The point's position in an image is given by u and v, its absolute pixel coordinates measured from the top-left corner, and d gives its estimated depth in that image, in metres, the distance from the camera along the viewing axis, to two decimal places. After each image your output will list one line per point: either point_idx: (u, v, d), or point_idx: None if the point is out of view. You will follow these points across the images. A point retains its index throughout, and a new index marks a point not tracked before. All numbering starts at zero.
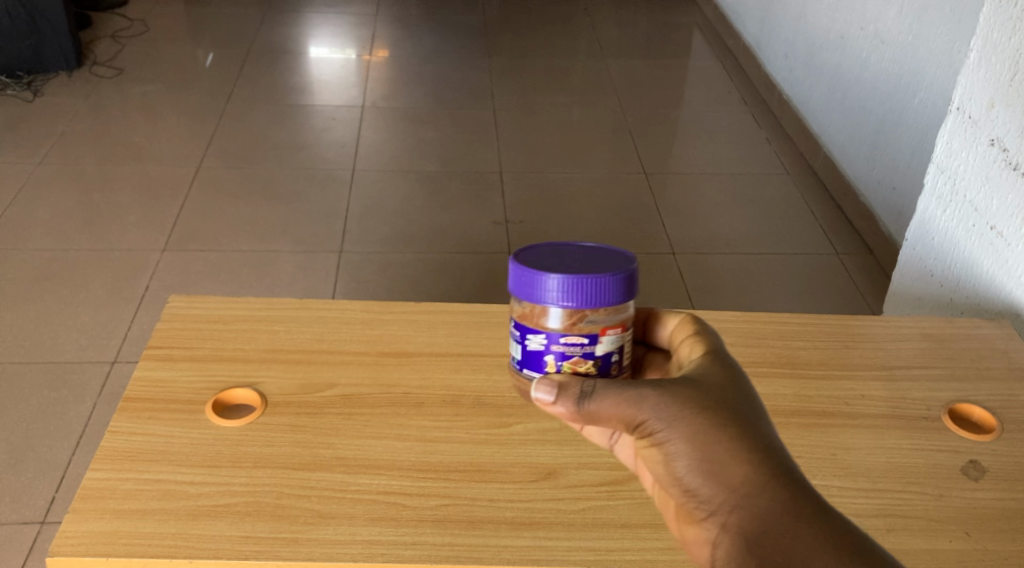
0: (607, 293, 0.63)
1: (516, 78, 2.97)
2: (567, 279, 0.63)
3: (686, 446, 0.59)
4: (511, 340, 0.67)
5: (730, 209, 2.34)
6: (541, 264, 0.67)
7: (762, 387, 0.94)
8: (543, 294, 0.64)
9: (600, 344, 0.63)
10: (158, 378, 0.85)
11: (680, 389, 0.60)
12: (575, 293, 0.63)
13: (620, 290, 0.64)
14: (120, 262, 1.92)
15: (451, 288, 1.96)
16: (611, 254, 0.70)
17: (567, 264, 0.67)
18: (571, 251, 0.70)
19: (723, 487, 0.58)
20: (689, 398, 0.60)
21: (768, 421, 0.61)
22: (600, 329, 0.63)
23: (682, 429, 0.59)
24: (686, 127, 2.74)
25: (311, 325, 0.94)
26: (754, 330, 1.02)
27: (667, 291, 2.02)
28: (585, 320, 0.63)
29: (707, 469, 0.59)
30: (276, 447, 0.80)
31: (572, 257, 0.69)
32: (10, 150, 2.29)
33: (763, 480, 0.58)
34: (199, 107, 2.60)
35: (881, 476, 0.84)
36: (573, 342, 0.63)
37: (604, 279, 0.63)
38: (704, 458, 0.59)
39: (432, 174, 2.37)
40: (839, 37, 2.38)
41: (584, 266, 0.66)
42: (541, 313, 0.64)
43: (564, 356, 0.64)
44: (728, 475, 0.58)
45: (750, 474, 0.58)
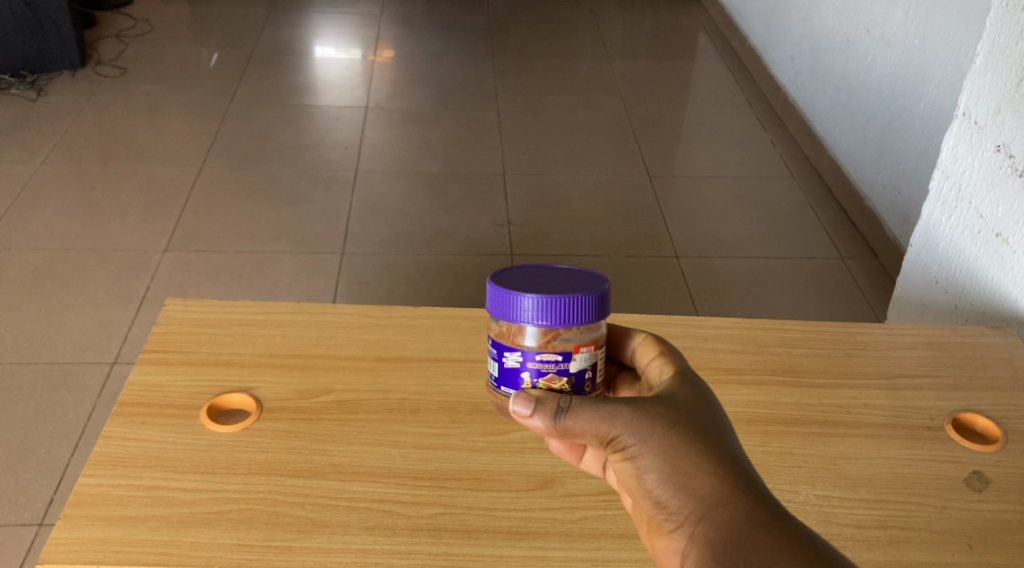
0: (581, 312, 0.66)
1: (520, 79, 2.97)
2: (543, 300, 0.65)
3: (656, 459, 0.61)
4: (488, 357, 0.69)
5: (734, 212, 2.32)
6: (518, 283, 0.69)
7: (763, 395, 0.93)
8: (519, 314, 0.66)
9: (574, 361, 0.66)
10: (153, 382, 0.84)
11: (651, 406, 0.63)
12: (550, 313, 0.65)
13: (593, 309, 0.66)
14: (121, 262, 1.91)
15: (453, 290, 1.95)
16: (586, 272, 0.72)
17: (543, 282, 0.69)
18: (547, 269, 0.73)
19: (691, 498, 0.60)
20: (660, 414, 0.63)
21: (735, 438, 0.64)
22: (574, 347, 0.66)
23: (652, 443, 0.62)
24: (690, 129, 2.72)
25: (309, 329, 0.94)
26: (755, 338, 1.01)
27: (670, 294, 2.00)
28: (558, 338, 0.66)
29: (676, 482, 0.61)
30: (271, 454, 0.79)
31: (548, 276, 0.71)
32: (13, 149, 2.29)
33: (728, 492, 0.60)
34: (203, 107, 2.60)
35: (883, 486, 0.83)
36: (549, 359, 0.65)
37: (576, 299, 0.65)
38: (673, 471, 0.61)
39: (435, 175, 2.37)
40: (845, 39, 2.36)
41: (559, 285, 0.68)
42: (518, 332, 0.66)
43: (539, 373, 0.66)
44: (696, 487, 0.60)
45: (717, 487, 0.60)
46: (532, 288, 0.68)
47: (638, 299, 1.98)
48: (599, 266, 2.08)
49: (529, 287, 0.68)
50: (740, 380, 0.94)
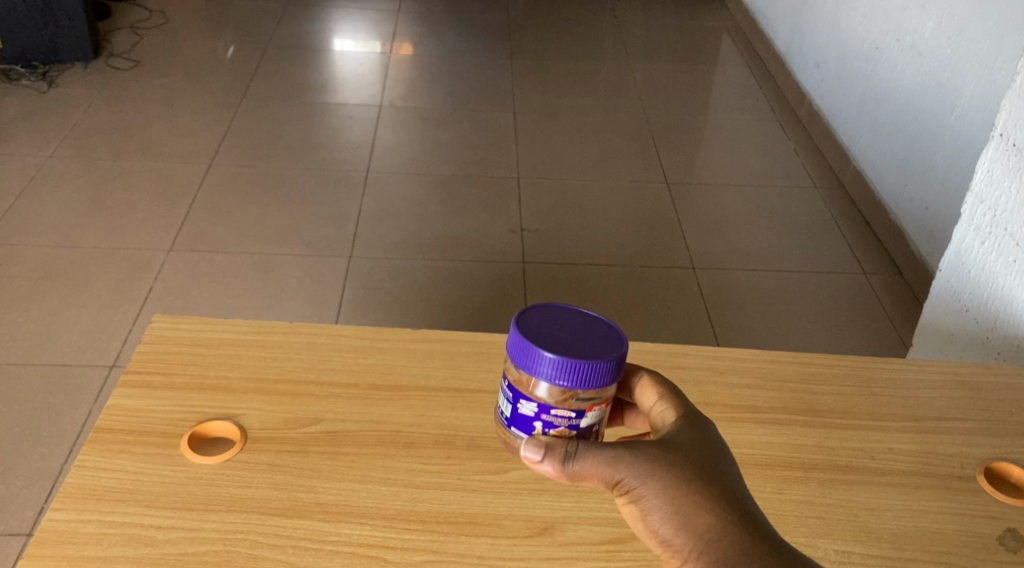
0: (600, 376, 0.62)
1: (538, 80, 2.91)
2: (562, 362, 0.61)
3: (659, 500, 0.58)
4: (503, 394, 0.67)
5: (755, 223, 2.26)
6: (539, 331, 0.65)
7: (782, 436, 0.87)
8: (537, 369, 0.62)
9: (586, 418, 0.63)
10: (134, 407, 0.80)
11: (651, 446, 0.60)
12: (570, 375, 0.61)
13: (612, 373, 0.62)
14: (124, 261, 1.88)
15: (461, 298, 1.90)
16: (605, 324, 0.67)
17: (564, 335, 0.64)
18: (569, 314, 0.68)
19: (692, 535, 0.57)
20: (660, 454, 0.59)
21: (736, 474, 0.61)
22: (589, 406, 0.63)
23: (652, 481, 0.58)
24: (711, 135, 2.66)
25: (301, 351, 0.89)
26: (774, 372, 0.95)
27: (686, 307, 1.94)
28: (575, 397, 0.62)
29: (680, 521, 0.58)
30: (253, 489, 0.74)
31: (570, 323, 0.66)
32: (22, 141, 2.26)
33: (727, 525, 0.57)
34: (214, 102, 2.56)
35: (908, 543, 0.77)
36: (561, 415, 0.63)
37: (597, 364, 0.61)
38: (675, 508, 0.58)
39: (448, 177, 2.31)
40: (874, 47, 2.29)
41: (580, 339, 0.64)
42: (534, 386, 0.63)
43: (551, 424, 0.64)
44: (696, 523, 0.57)
45: (716, 521, 0.57)
46: (553, 338, 0.64)
47: (653, 313, 1.92)
48: (614, 277, 2.02)
49: (551, 337, 0.64)
50: (757, 418, 0.89)
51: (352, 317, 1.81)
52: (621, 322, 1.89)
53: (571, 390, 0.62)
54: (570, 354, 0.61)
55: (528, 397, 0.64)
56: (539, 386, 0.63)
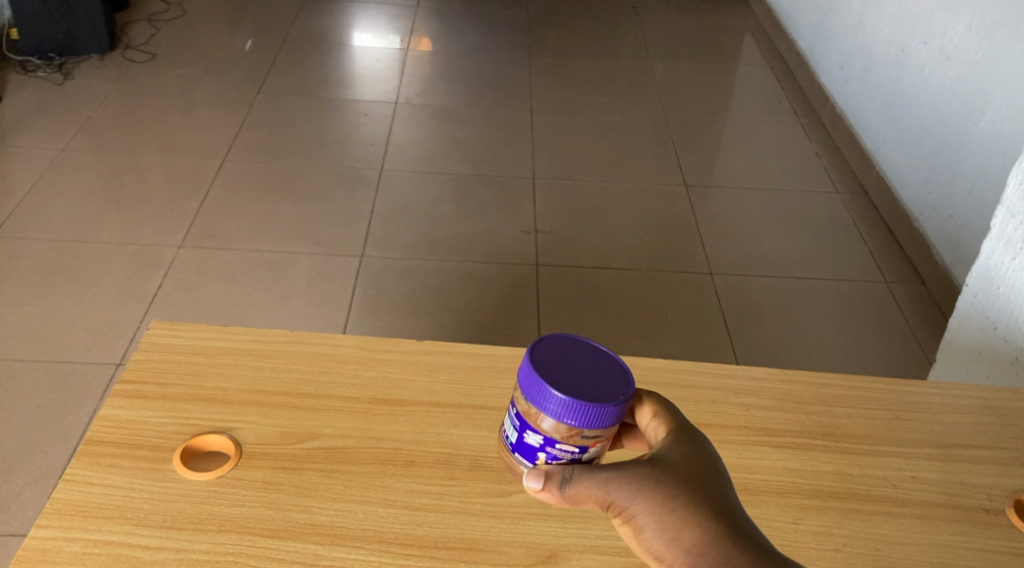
0: (608, 418, 0.59)
1: (557, 78, 2.87)
2: (571, 403, 0.58)
3: (648, 518, 0.57)
4: (508, 419, 0.64)
5: (775, 228, 2.21)
6: (549, 363, 0.62)
7: (800, 461, 0.84)
8: (546, 407, 0.60)
9: (589, 452, 0.61)
10: (126, 418, 0.77)
11: (639, 465, 0.58)
12: (579, 417, 0.59)
13: (620, 415, 0.60)
14: (133, 257, 1.86)
15: (472, 300, 1.87)
16: (614, 359, 0.64)
17: (574, 370, 0.61)
18: (579, 343, 0.64)
19: (681, 550, 0.56)
20: (649, 472, 0.58)
21: (728, 488, 0.59)
22: (592, 442, 0.60)
23: (640, 498, 0.57)
24: (730, 137, 2.61)
25: (301, 362, 0.86)
26: (792, 393, 0.91)
27: (702, 314, 1.90)
28: (580, 435, 0.59)
29: (669, 537, 0.56)
30: (246, 508, 0.71)
31: (580, 355, 0.63)
32: (36, 133, 2.25)
33: (716, 539, 0.56)
34: (229, 96, 2.53)
35: None
36: (566, 449, 0.60)
37: (607, 406, 0.58)
38: (665, 525, 0.56)
39: (462, 176, 2.28)
40: (900, 50, 2.23)
41: (590, 377, 0.61)
42: (541, 421, 0.60)
43: (555, 456, 0.61)
44: (686, 538, 0.56)
45: (704, 535, 0.56)
46: (563, 373, 0.61)
47: (668, 319, 1.88)
48: (629, 281, 1.98)
49: (562, 372, 0.61)
50: (774, 442, 0.85)
51: (362, 317, 1.79)
52: (636, 328, 1.85)
53: (579, 430, 0.59)
54: (581, 394, 0.59)
55: (534, 431, 0.61)
56: (546, 423, 0.60)
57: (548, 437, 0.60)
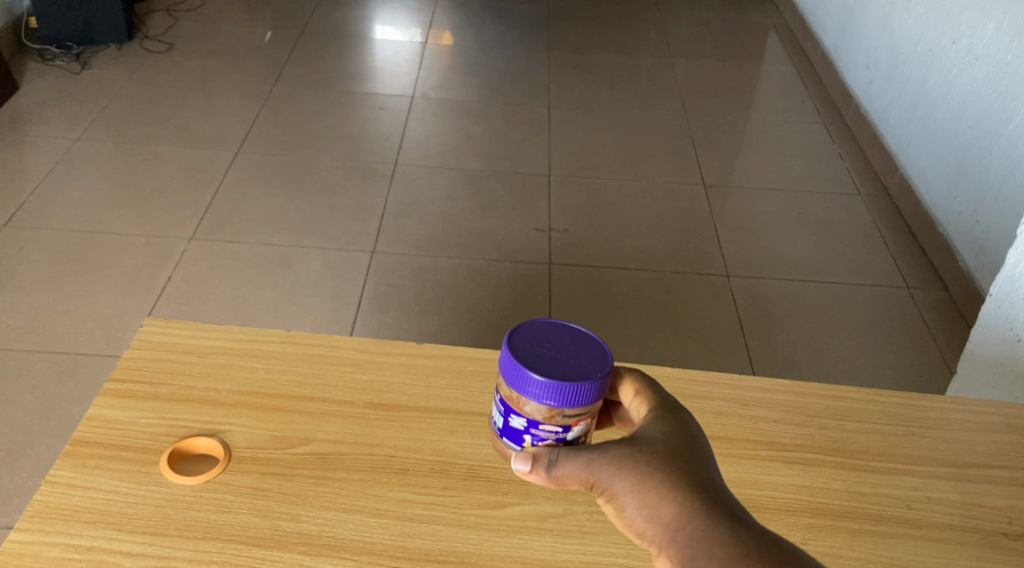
0: (586, 396, 0.63)
1: (576, 74, 2.83)
2: (551, 384, 0.62)
3: (629, 496, 0.61)
4: (496, 405, 0.69)
5: (796, 231, 2.16)
6: (529, 349, 0.66)
7: (809, 478, 0.81)
8: (526, 389, 0.64)
9: (572, 432, 0.65)
10: (115, 419, 0.75)
11: (620, 446, 0.62)
12: (558, 397, 0.63)
13: (598, 393, 0.64)
14: (145, 249, 1.85)
15: (483, 300, 1.84)
16: (592, 340, 0.67)
17: (552, 353, 0.65)
18: (557, 327, 0.68)
19: (659, 526, 0.59)
20: (629, 453, 0.62)
21: (705, 465, 0.62)
22: (574, 421, 0.64)
23: (620, 477, 0.61)
24: (751, 137, 2.56)
25: (297, 364, 0.84)
26: (803, 406, 0.88)
27: (717, 318, 1.86)
28: (561, 414, 0.64)
29: (649, 514, 0.60)
30: (232, 515, 0.69)
31: (559, 338, 0.67)
32: (52, 120, 2.24)
33: (691, 513, 0.59)
34: (246, 88, 2.52)
35: None
36: (549, 429, 0.65)
37: (584, 385, 0.62)
38: (644, 501, 0.60)
39: (477, 173, 2.25)
40: (927, 49, 2.18)
41: (568, 358, 0.65)
42: (523, 402, 0.64)
43: (540, 438, 0.66)
44: (664, 514, 0.59)
45: (680, 510, 0.59)
46: (542, 356, 0.65)
47: (682, 322, 1.84)
48: (644, 282, 1.94)
49: (540, 355, 0.65)
50: (782, 458, 0.82)
51: (372, 315, 1.77)
52: (650, 330, 1.81)
53: (558, 409, 0.63)
54: (558, 376, 0.63)
55: (518, 411, 0.65)
56: (528, 403, 0.64)
57: (530, 416, 0.65)
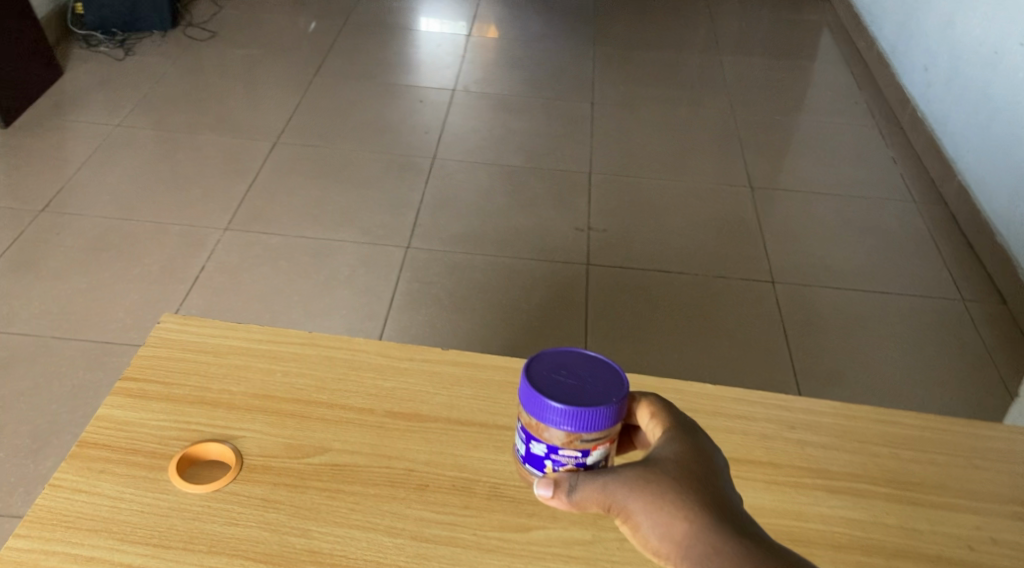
0: (604, 419, 0.62)
1: (621, 69, 2.76)
2: (568, 410, 0.61)
3: (645, 515, 0.58)
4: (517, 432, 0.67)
5: (845, 238, 2.07)
6: (546, 376, 0.64)
7: (859, 511, 0.75)
8: (546, 417, 0.62)
9: (591, 456, 0.63)
10: (124, 419, 0.73)
11: (635, 466, 0.60)
12: (576, 423, 0.61)
13: (616, 416, 0.62)
14: (179, 238, 1.83)
15: (518, 300, 1.79)
16: (608, 364, 0.66)
17: (570, 380, 0.64)
18: (572, 355, 0.67)
19: (673, 544, 0.57)
20: (643, 472, 0.60)
21: (722, 482, 0.60)
22: (593, 445, 0.62)
23: (633, 496, 0.59)
24: (801, 138, 2.46)
25: (316, 367, 0.80)
26: (855, 431, 0.82)
27: (760, 326, 1.79)
28: (580, 439, 0.62)
29: (665, 532, 0.58)
30: (239, 528, 0.66)
31: (575, 365, 0.66)
32: (95, 105, 2.24)
33: (704, 530, 0.57)
34: (287, 77, 2.50)
35: None
36: (568, 453, 0.63)
37: (602, 408, 0.61)
38: (658, 520, 0.58)
39: (516, 169, 2.21)
40: (992, 51, 2.07)
41: (585, 383, 0.64)
42: (543, 430, 0.63)
43: (560, 463, 0.64)
44: (679, 532, 0.57)
45: (693, 527, 0.57)
46: (559, 384, 0.64)
47: (724, 330, 1.77)
48: (685, 287, 1.87)
49: (558, 382, 0.64)
50: (830, 488, 0.77)
51: (403, 311, 1.73)
52: (690, 337, 1.75)
53: (577, 436, 0.62)
54: (576, 401, 0.62)
55: (538, 439, 0.64)
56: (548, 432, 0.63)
57: (550, 444, 0.63)
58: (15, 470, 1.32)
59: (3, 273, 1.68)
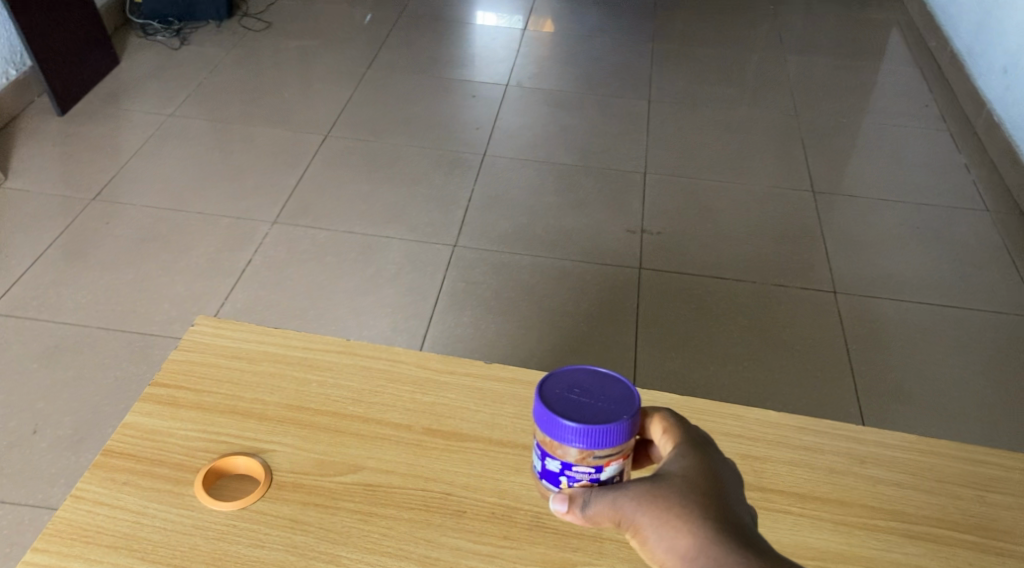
0: (618, 436, 0.63)
1: (680, 66, 2.68)
2: (580, 428, 0.62)
3: (651, 529, 0.61)
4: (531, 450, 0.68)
5: (912, 247, 1.97)
6: (559, 396, 0.65)
7: (935, 559, 0.73)
8: (560, 435, 0.63)
9: (605, 471, 0.64)
10: (154, 429, 0.76)
11: (644, 481, 0.62)
12: (587, 440, 0.62)
13: (628, 433, 0.63)
14: (227, 230, 1.82)
15: (567, 303, 1.74)
16: (618, 384, 0.67)
17: (582, 398, 0.65)
18: (582, 373, 0.68)
19: (678, 557, 0.60)
20: (652, 487, 0.62)
21: (726, 496, 0.62)
22: (606, 461, 0.64)
23: (641, 511, 0.61)
24: (867, 140, 2.36)
25: (353, 377, 0.82)
26: (934, 469, 0.80)
27: (820, 336, 1.71)
28: (593, 455, 0.63)
29: (670, 546, 0.60)
30: (266, 551, 0.68)
31: (587, 384, 0.67)
32: (149, 95, 2.25)
33: (708, 544, 0.59)
34: (341, 70, 2.47)
35: None
36: (582, 470, 0.64)
37: (615, 425, 0.62)
38: (664, 534, 0.60)
39: (568, 167, 2.15)
40: None
41: (597, 401, 0.65)
42: (557, 447, 0.64)
43: (574, 478, 0.65)
44: (683, 545, 0.60)
45: (696, 539, 0.59)
46: (572, 403, 0.65)
47: (782, 341, 1.69)
48: (741, 294, 1.80)
49: (570, 402, 0.65)
50: (906, 532, 0.75)
51: (448, 312, 1.69)
52: (745, 347, 1.67)
53: (589, 453, 0.63)
54: (588, 420, 0.63)
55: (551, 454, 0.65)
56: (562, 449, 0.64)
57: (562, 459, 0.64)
58: (56, 462, 1.32)
59: (54, 261, 1.69)
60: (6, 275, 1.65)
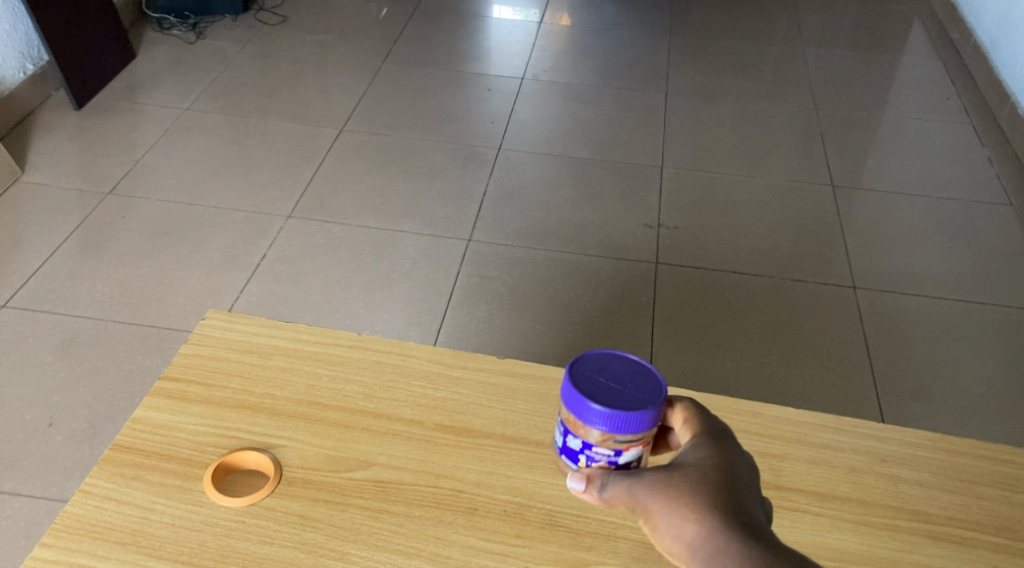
0: (642, 423, 0.62)
1: (697, 59, 2.65)
2: (605, 411, 0.62)
3: (660, 517, 0.60)
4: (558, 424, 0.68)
5: (934, 242, 1.93)
6: (588, 377, 0.65)
7: (961, 561, 0.71)
8: (584, 416, 0.63)
9: (624, 456, 0.63)
10: (163, 423, 0.76)
11: (657, 470, 0.61)
12: (611, 424, 0.62)
13: (653, 421, 0.62)
14: (242, 224, 1.82)
15: (582, 298, 1.72)
16: (649, 370, 0.66)
17: (610, 382, 0.64)
18: (614, 355, 0.67)
19: (684, 546, 0.58)
20: (666, 475, 0.61)
21: (741, 489, 0.61)
22: (626, 446, 0.63)
23: (652, 498, 0.60)
24: (888, 134, 2.32)
25: (364, 372, 0.81)
26: (957, 468, 0.78)
27: (840, 332, 1.68)
28: (613, 439, 0.63)
29: (678, 535, 0.59)
30: (275, 548, 0.67)
31: (617, 367, 0.66)
32: (165, 89, 2.25)
33: (715, 536, 0.58)
34: (356, 64, 2.46)
35: None
36: (601, 451, 0.64)
37: (642, 413, 0.61)
38: (672, 523, 0.59)
39: (584, 161, 2.13)
40: None
41: (625, 386, 0.64)
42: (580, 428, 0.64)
43: (593, 459, 0.65)
44: (691, 536, 0.58)
45: (702, 530, 0.58)
46: (600, 385, 0.64)
47: (800, 337, 1.66)
48: (759, 289, 1.77)
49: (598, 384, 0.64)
50: (929, 533, 0.73)
51: (462, 307, 1.67)
52: (762, 342, 1.65)
53: (611, 437, 0.63)
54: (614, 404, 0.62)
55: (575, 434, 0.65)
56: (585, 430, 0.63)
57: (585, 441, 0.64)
58: (70, 455, 1.32)
59: (70, 254, 1.70)
60: (23, 268, 1.66)
